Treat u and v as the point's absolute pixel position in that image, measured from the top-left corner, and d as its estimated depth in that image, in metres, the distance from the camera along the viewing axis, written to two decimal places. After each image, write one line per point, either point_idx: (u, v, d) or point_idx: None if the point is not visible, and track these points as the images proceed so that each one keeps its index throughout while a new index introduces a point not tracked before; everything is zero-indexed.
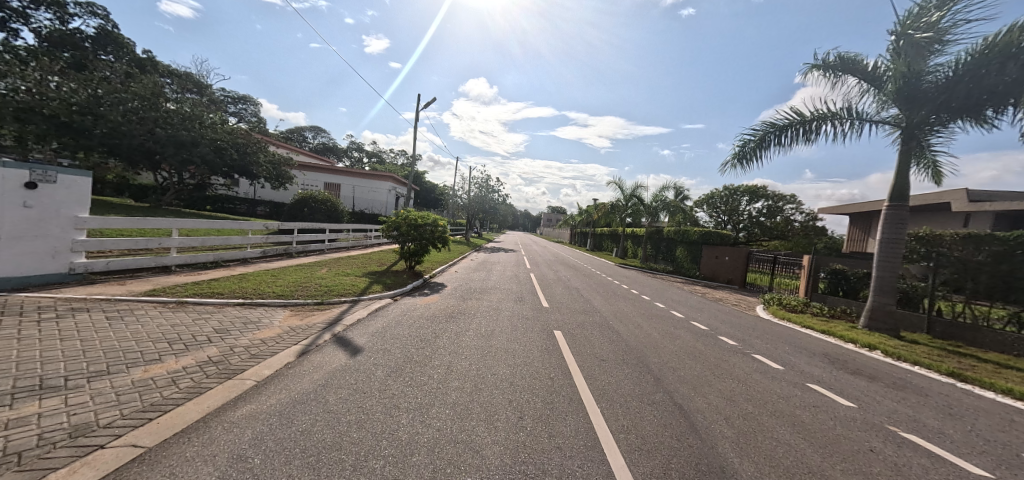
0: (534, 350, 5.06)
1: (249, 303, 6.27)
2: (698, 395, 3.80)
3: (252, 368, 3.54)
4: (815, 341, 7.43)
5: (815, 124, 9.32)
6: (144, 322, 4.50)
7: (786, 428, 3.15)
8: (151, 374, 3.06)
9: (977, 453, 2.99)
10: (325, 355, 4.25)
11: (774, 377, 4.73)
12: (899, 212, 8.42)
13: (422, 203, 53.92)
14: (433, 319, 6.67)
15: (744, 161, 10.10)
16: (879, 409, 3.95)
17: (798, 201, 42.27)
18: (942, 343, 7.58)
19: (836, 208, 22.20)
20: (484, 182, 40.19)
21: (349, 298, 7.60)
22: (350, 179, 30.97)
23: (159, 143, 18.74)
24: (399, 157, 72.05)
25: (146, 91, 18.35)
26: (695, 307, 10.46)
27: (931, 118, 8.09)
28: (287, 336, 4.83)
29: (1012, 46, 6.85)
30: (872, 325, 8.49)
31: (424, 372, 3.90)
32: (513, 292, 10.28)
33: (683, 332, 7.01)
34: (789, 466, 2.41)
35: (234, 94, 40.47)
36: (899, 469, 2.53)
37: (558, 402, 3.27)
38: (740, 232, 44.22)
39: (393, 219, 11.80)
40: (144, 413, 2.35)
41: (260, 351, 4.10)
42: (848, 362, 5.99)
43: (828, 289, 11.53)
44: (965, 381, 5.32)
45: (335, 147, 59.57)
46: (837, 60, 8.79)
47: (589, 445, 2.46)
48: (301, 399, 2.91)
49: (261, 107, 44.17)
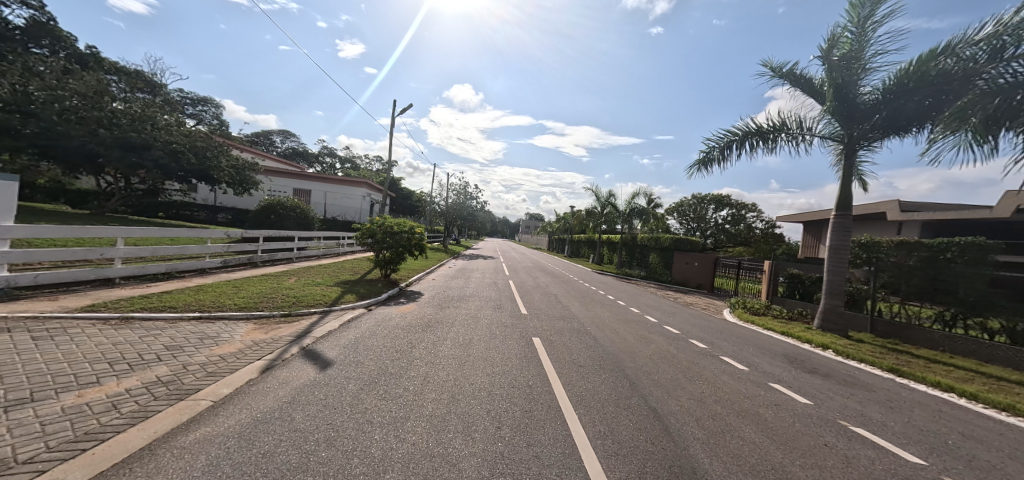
0: (513, 358, 5.08)
1: (206, 317, 5.84)
2: (670, 397, 3.94)
3: (207, 387, 3.32)
4: (775, 343, 7.83)
5: (772, 134, 10.03)
6: (81, 342, 4.10)
7: (751, 427, 3.31)
8: (87, 399, 2.80)
9: (913, 443, 3.26)
10: (292, 370, 4.06)
11: (739, 378, 4.98)
12: (845, 220, 9.09)
13: (398, 209, 53.04)
14: (410, 329, 6.53)
15: (708, 165, 10.71)
16: (831, 405, 4.25)
17: (758, 209, 45.63)
18: (884, 341, 8.21)
19: (792, 217, 23.89)
20: (462, 189, 40.28)
21: (319, 309, 7.30)
22: (322, 185, 29.97)
23: (103, 145, 17.31)
24: (374, 164, 70.35)
25: (87, 89, 16.89)
26: (667, 311, 10.80)
27: (869, 134, 8.85)
28: (249, 351, 4.57)
29: (926, 73, 7.66)
30: (824, 326, 9.10)
31: (400, 384, 3.80)
32: (491, 300, 10.23)
33: (657, 337, 7.27)
34: (755, 463, 2.53)
35: (193, 96, 38.00)
36: (849, 462, 2.71)
37: (536, 410, 3.30)
38: (707, 238, 46.51)
39: (368, 225, 11.50)
40: (76, 444, 2.14)
41: (218, 369, 3.85)
42: (804, 362, 6.38)
43: (787, 292, 12.27)
44: (903, 376, 5.80)
45: (306, 153, 57.63)
46: (786, 74, 9.47)
47: (567, 452, 2.49)
48: (265, 418, 2.77)
49: (222, 110, 41.83)
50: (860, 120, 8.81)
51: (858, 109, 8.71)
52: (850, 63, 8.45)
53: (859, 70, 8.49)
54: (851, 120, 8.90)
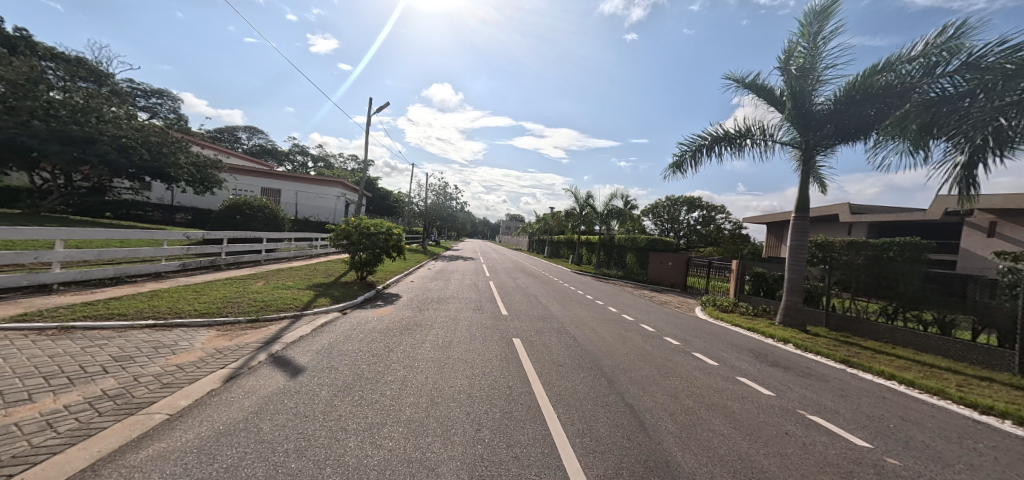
0: (493, 359, 5.06)
1: (162, 324, 5.46)
2: (646, 394, 4.05)
3: (162, 400, 3.10)
4: (742, 338, 8.21)
5: (738, 140, 10.54)
6: (12, 356, 3.72)
7: (720, 419, 3.45)
8: (15, 419, 2.54)
9: (862, 428, 3.51)
10: (259, 378, 3.87)
11: (709, 373, 5.19)
12: (803, 222, 9.66)
13: (375, 209, 51.71)
14: (387, 332, 6.37)
15: (681, 169, 11.11)
16: (791, 395, 4.51)
17: (727, 211, 47.85)
18: (837, 334, 8.80)
19: (757, 218, 25.23)
20: (441, 190, 39.77)
21: (290, 313, 6.99)
22: (294, 184, 28.79)
23: (38, 139, 15.86)
24: (349, 163, 68.29)
25: (18, 76, 15.47)
26: (643, 310, 11.10)
27: (823, 141, 9.45)
28: (211, 359, 4.30)
29: (870, 86, 8.29)
30: (786, 321, 9.64)
31: (377, 389, 3.71)
32: (471, 301, 10.15)
33: (634, 335, 7.46)
34: (723, 454, 2.64)
35: (145, 87, 35.35)
36: (806, 448, 2.88)
37: (516, 411, 3.30)
38: (680, 239, 48.24)
39: (343, 226, 11.15)
40: (1, 469, 1.94)
41: (174, 379, 3.60)
42: (769, 355, 6.74)
43: (753, 290, 12.91)
44: (853, 366, 6.23)
45: (275, 150, 55.12)
46: (749, 83, 9.98)
47: (547, 452, 2.49)
48: (229, 430, 2.62)
49: (179, 103, 39.23)
50: (815, 128, 9.40)
51: (813, 118, 9.30)
52: (804, 74, 9.03)
53: (813, 81, 9.08)
54: (808, 128, 9.47)
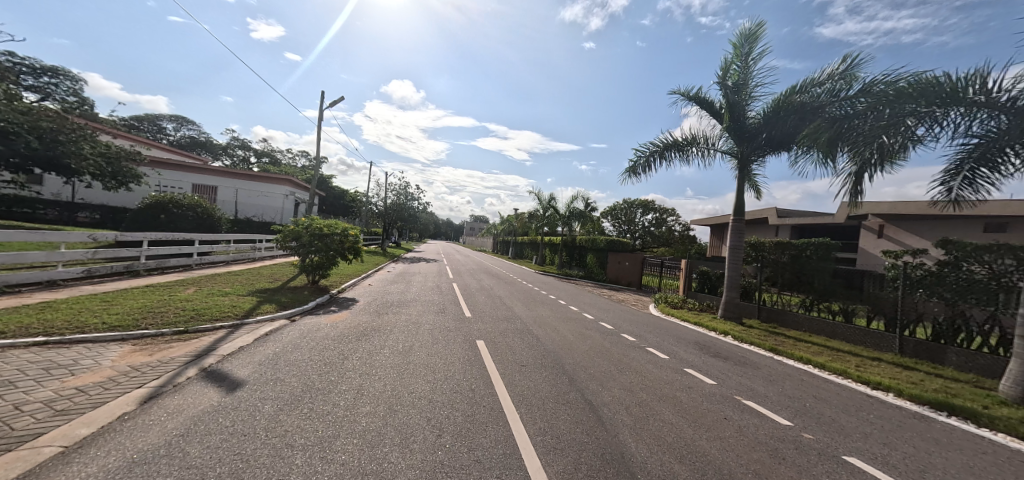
0: (455, 362, 4.94)
1: (59, 341, 4.66)
2: (604, 389, 4.16)
3: (55, 430, 2.62)
4: (691, 332, 8.79)
5: (686, 147, 11.27)
6: None
7: (670, 409, 3.64)
8: None
9: (788, 408, 3.89)
10: (186, 396, 3.43)
11: (661, 366, 5.47)
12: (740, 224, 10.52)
13: (328, 209, 48.67)
14: (341, 339, 5.98)
15: (635, 173, 11.65)
16: (730, 383, 4.89)
17: (677, 214, 51.27)
18: (768, 325, 9.72)
19: (702, 221, 27.30)
20: (402, 189, 38.41)
21: (228, 322, 6.32)
22: (233, 181, 26.27)
23: None
24: (299, 159, 63.69)
25: None
26: (602, 308, 11.49)
27: (756, 151, 10.39)
28: (125, 378, 3.74)
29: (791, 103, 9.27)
30: (728, 315, 10.48)
31: (328, 399, 3.44)
32: (434, 304, 9.87)
33: (593, 333, 7.68)
34: (672, 441, 2.77)
35: (37, 64, 30.10)
36: (743, 430, 3.12)
37: (479, 414, 3.21)
38: (636, 240, 50.85)
39: (291, 226, 10.34)
40: None
41: (73, 405, 3.07)
42: (713, 347, 7.27)
43: (699, 287, 13.89)
44: (779, 354, 6.92)
45: (210, 143, 49.85)
46: (694, 96, 10.73)
47: (509, 452, 2.45)
48: (144, 458, 2.26)
49: (85, 86, 34.00)
50: (748, 139, 10.31)
51: (746, 130, 10.21)
52: (738, 90, 9.90)
53: (745, 97, 9.98)
54: (742, 139, 10.37)
